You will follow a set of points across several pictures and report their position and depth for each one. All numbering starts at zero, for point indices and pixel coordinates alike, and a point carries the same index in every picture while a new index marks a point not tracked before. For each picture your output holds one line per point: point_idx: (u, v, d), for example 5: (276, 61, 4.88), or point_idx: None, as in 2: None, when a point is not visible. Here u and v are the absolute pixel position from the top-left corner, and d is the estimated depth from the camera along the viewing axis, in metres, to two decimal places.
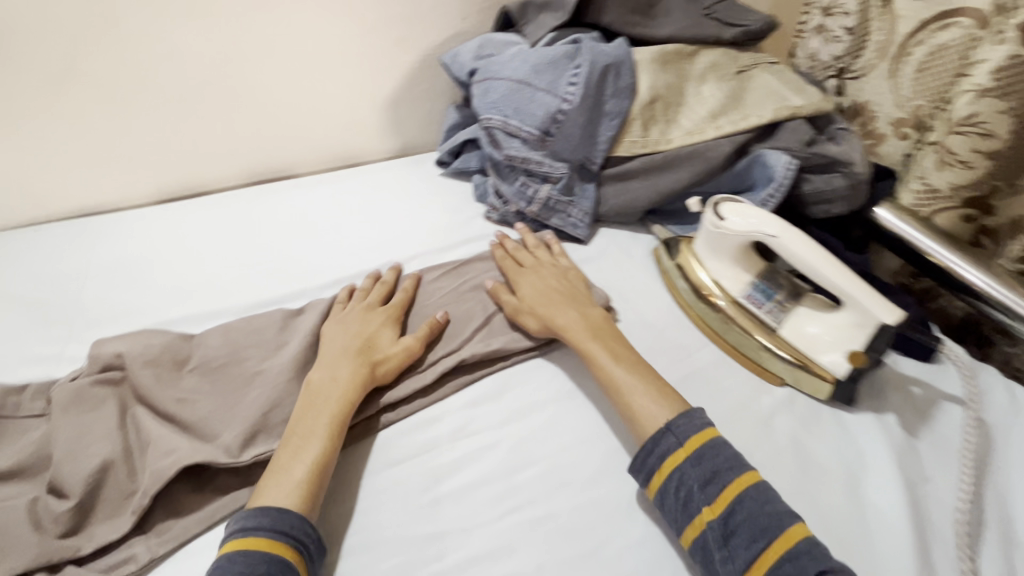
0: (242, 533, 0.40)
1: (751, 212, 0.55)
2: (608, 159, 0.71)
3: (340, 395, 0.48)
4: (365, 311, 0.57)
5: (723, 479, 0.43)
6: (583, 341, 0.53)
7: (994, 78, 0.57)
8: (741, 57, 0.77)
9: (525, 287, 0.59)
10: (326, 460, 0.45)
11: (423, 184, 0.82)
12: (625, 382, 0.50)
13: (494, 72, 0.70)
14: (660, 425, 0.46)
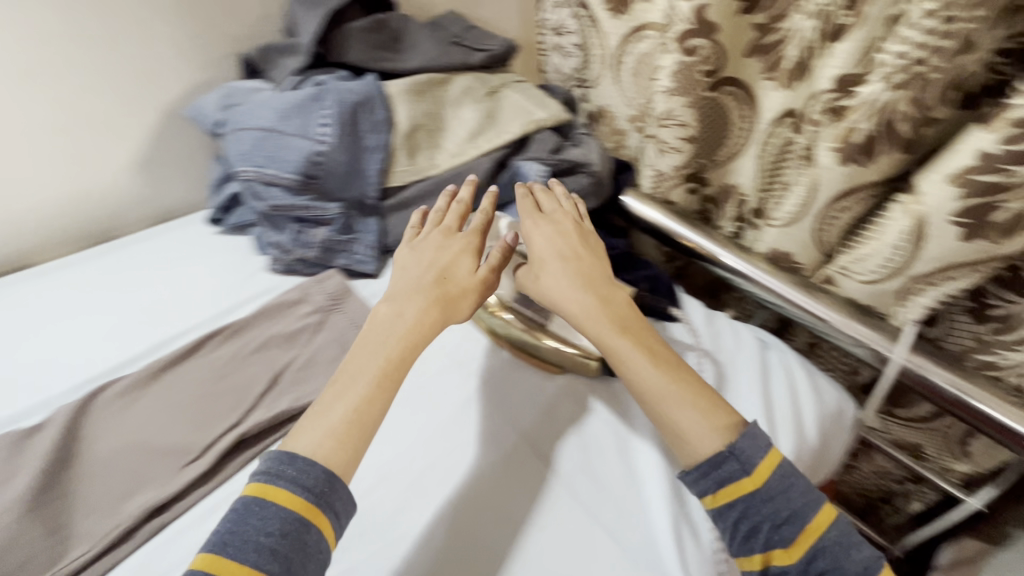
0: (266, 480, 0.43)
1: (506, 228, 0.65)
2: (386, 190, 0.72)
3: (405, 332, 0.52)
4: (445, 237, 0.61)
5: (804, 519, 0.46)
6: (607, 339, 0.55)
7: (674, 80, 0.65)
8: (491, 79, 0.83)
9: (585, 257, 0.60)
10: (359, 413, 0.47)
11: (196, 247, 0.75)
12: (659, 390, 0.52)
13: (240, 122, 0.67)
14: (723, 447, 0.48)
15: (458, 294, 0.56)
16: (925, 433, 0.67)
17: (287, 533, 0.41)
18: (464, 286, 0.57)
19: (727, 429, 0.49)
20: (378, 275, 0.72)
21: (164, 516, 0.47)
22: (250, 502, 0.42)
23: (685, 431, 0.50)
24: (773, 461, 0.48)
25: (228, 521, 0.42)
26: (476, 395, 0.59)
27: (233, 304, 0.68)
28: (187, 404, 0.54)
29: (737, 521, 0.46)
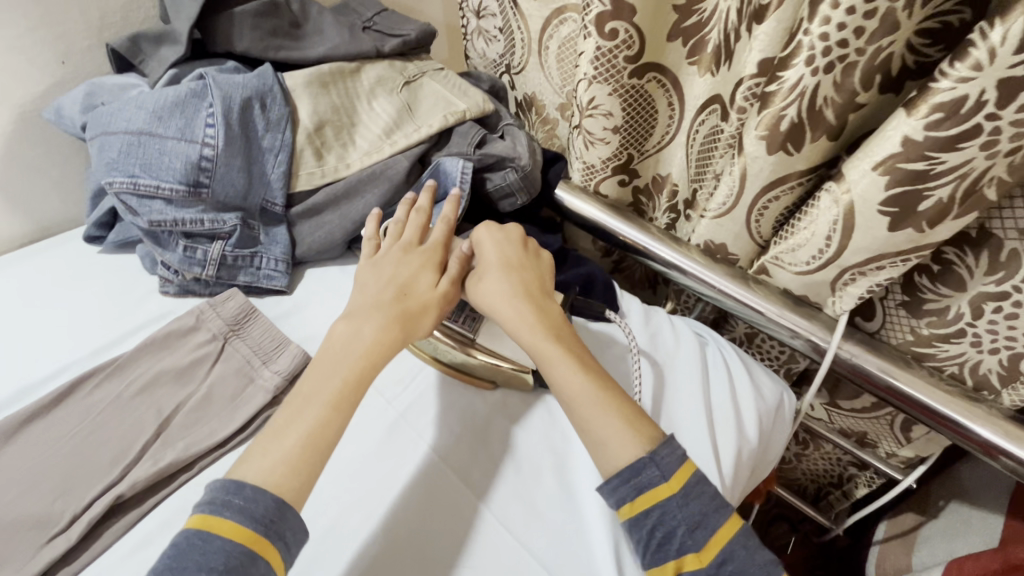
0: (211, 510, 0.40)
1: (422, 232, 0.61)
2: (291, 196, 0.65)
3: (362, 349, 0.49)
4: (404, 250, 0.57)
5: (714, 523, 0.44)
6: (538, 344, 0.52)
7: (595, 66, 0.60)
8: (407, 67, 0.76)
9: (529, 267, 0.57)
10: (320, 436, 0.45)
11: (72, 270, 0.66)
12: (584, 398, 0.49)
13: (107, 124, 0.57)
14: (643, 453, 0.46)
15: (419, 306, 0.53)
16: (870, 422, 0.65)
17: (231, 566, 0.38)
18: (425, 298, 0.54)
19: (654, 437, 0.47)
20: (290, 291, 0.65)
21: None
22: (192, 535, 0.39)
23: (609, 438, 0.47)
24: (688, 470, 0.46)
25: (168, 557, 0.39)
26: (404, 419, 0.54)
27: (116, 336, 0.59)
28: (53, 463, 0.46)
29: (652, 528, 0.44)
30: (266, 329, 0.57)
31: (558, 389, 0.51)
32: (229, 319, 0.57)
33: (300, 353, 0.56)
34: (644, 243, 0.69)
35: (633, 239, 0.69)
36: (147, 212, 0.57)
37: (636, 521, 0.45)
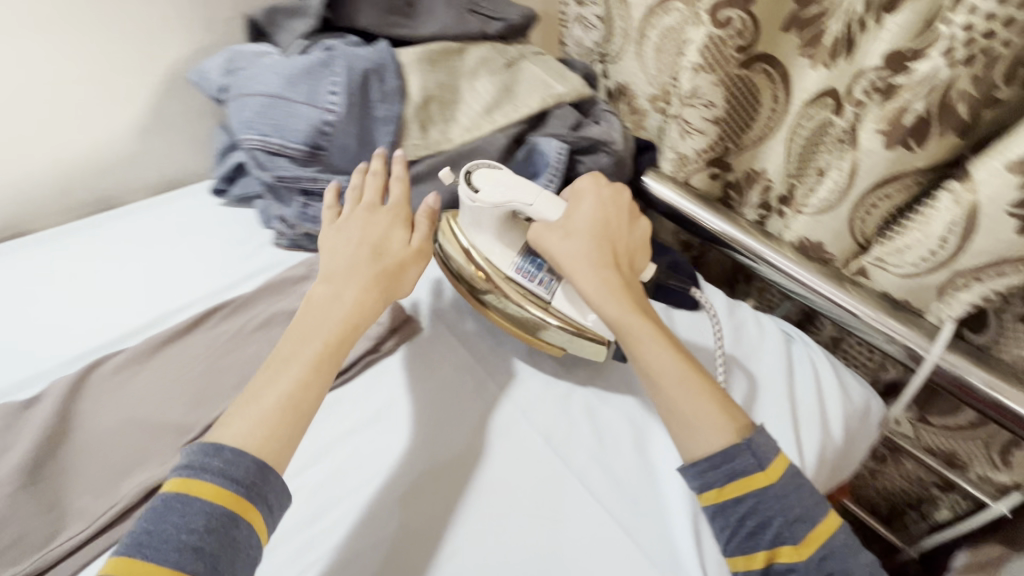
0: (189, 474, 0.40)
1: (502, 182, 0.56)
2: (395, 165, 0.69)
3: (341, 317, 0.50)
4: (367, 212, 0.58)
5: (813, 520, 0.44)
6: (625, 316, 0.51)
7: (702, 57, 0.60)
8: (508, 49, 0.79)
9: (620, 236, 0.56)
10: (299, 390, 0.45)
11: (199, 217, 0.73)
12: (667, 373, 0.49)
13: (245, 87, 0.63)
14: (738, 441, 0.46)
15: (393, 266, 0.55)
16: (964, 441, 0.63)
17: (216, 528, 0.38)
18: (398, 258, 0.55)
19: (746, 426, 0.48)
20: None
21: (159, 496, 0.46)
22: (170, 500, 0.39)
23: (697, 420, 0.47)
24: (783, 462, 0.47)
25: (148, 520, 0.38)
26: (492, 377, 0.60)
27: (236, 278, 0.65)
28: (189, 378, 0.52)
29: (745, 518, 0.45)
30: None
31: (641, 364, 0.50)
32: None
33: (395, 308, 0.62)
34: (727, 233, 0.68)
35: (716, 228, 0.69)
36: (274, 169, 0.63)
37: (722, 507, 0.46)
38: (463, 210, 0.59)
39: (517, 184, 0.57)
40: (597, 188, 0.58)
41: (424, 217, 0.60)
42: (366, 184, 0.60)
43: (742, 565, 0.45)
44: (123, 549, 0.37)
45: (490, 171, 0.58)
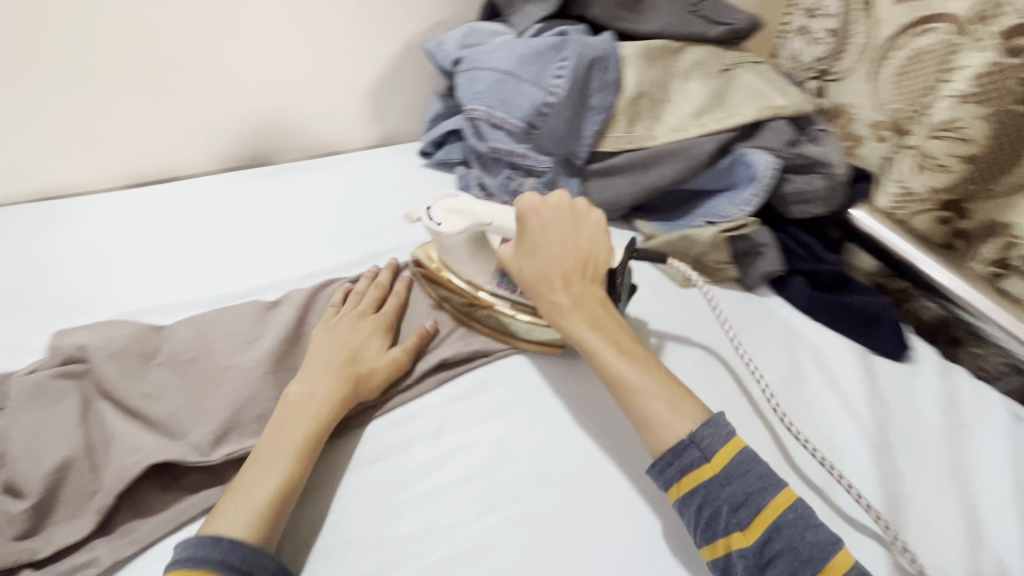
0: (192, 563, 0.37)
1: (467, 210, 0.51)
2: (593, 154, 0.71)
3: (318, 413, 0.45)
4: (358, 317, 0.53)
5: (759, 503, 0.40)
6: (584, 334, 0.47)
7: (973, 85, 0.56)
8: (725, 55, 0.76)
9: (559, 247, 0.50)
10: (292, 484, 0.42)
11: (405, 173, 0.79)
12: (632, 384, 0.45)
13: (479, 61, 0.68)
14: (682, 437, 0.43)
15: (366, 367, 0.49)
16: None
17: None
18: (373, 361, 0.50)
19: (696, 420, 0.43)
20: None
21: (365, 411, 0.49)
22: None
23: (661, 430, 0.43)
24: (733, 449, 0.42)
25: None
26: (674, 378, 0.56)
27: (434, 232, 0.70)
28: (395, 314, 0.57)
29: (698, 508, 0.41)
30: None
31: (604, 377, 0.46)
32: None
33: None
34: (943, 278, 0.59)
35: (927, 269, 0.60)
36: (491, 139, 0.68)
37: (683, 503, 0.41)
38: (433, 243, 0.54)
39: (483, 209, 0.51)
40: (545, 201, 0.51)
41: (415, 335, 0.53)
42: (353, 297, 0.56)
43: (708, 555, 0.40)
44: None
45: (450, 200, 0.51)
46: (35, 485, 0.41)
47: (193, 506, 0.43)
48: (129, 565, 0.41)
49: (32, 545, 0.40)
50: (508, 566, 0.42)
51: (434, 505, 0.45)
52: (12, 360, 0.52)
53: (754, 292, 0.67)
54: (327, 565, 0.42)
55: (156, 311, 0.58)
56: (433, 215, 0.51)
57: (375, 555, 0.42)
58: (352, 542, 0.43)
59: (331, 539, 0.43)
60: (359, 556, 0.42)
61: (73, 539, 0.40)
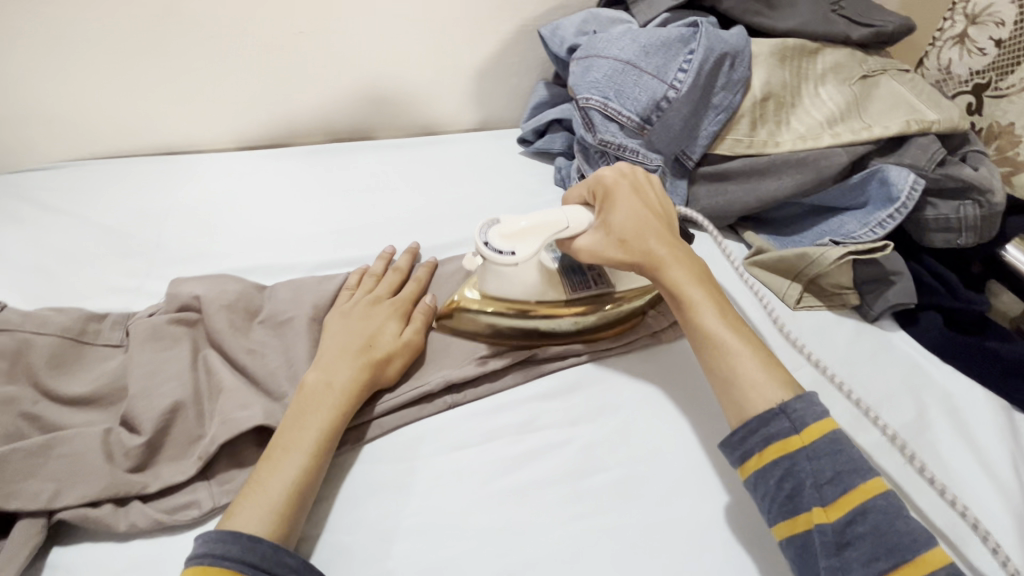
0: (208, 560, 0.34)
1: (527, 227, 0.49)
2: (705, 155, 0.66)
3: (336, 403, 0.43)
4: (371, 304, 0.51)
5: (847, 483, 0.37)
6: (682, 290, 0.46)
7: None
8: (868, 60, 0.69)
9: (649, 211, 0.49)
10: (309, 478, 0.40)
11: (504, 160, 0.78)
12: (730, 345, 0.43)
13: (599, 49, 0.65)
14: (773, 404, 0.40)
15: (383, 357, 0.47)
16: None
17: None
18: (389, 349, 0.47)
19: (790, 390, 0.40)
20: None
21: (453, 396, 0.48)
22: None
23: (763, 394, 0.40)
24: (827, 425, 0.39)
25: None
26: None
27: None
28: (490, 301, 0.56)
29: (780, 480, 0.38)
30: None
31: (701, 336, 0.44)
32: None
33: None
34: None
35: None
36: (602, 132, 0.63)
37: (762, 476, 0.39)
38: (492, 278, 0.51)
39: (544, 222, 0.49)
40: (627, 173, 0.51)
41: (418, 317, 0.51)
42: (369, 282, 0.54)
43: (784, 531, 0.37)
44: None
45: (502, 226, 0.49)
46: (148, 422, 0.42)
47: None
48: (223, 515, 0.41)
49: (139, 479, 0.40)
50: None
51: (519, 503, 0.42)
52: (133, 301, 0.55)
53: (875, 325, 0.60)
54: (411, 545, 0.40)
55: (261, 271, 0.60)
56: (495, 246, 0.49)
57: (458, 544, 0.40)
58: (436, 525, 0.41)
59: (417, 519, 0.41)
60: (443, 541, 0.40)
61: (176, 481, 0.40)
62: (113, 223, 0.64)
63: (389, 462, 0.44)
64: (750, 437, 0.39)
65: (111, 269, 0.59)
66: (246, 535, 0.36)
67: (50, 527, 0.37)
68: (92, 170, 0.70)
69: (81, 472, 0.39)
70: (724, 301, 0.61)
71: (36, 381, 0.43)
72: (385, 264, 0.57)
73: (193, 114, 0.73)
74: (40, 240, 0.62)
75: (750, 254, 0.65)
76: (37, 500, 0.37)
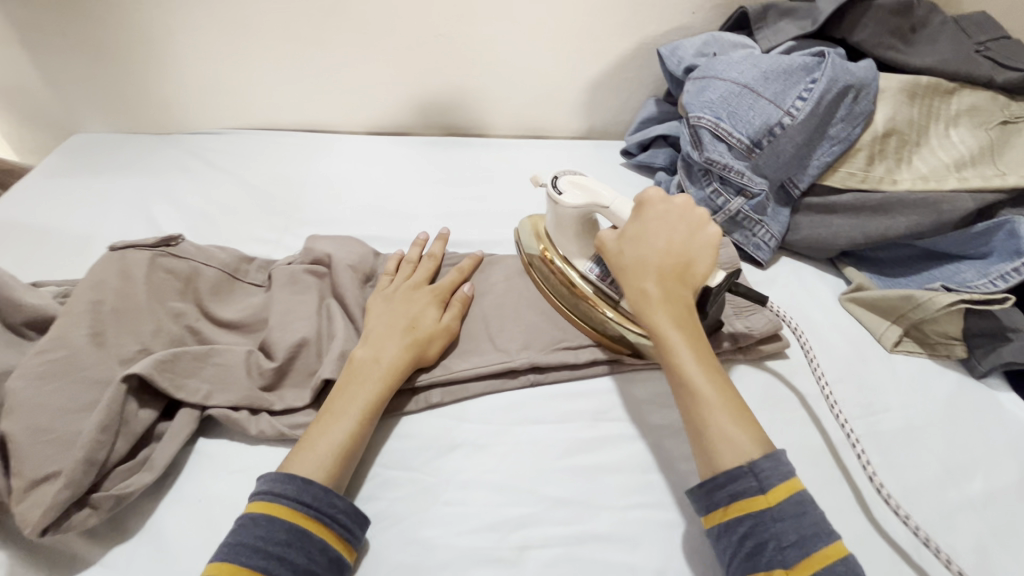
0: (269, 497, 0.38)
1: (588, 188, 0.53)
2: (814, 186, 0.66)
3: (383, 375, 0.46)
4: (412, 289, 0.55)
5: (810, 546, 0.35)
6: (659, 328, 0.43)
7: None
8: (1012, 105, 0.65)
9: (659, 239, 0.46)
10: (355, 442, 0.43)
11: (605, 169, 0.81)
12: (703, 396, 0.40)
13: (717, 71, 0.67)
14: (739, 465, 0.38)
15: (425, 338, 0.50)
16: None
17: (293, 544, 0.37)
18: (430, 330, 0.50)
19: (757, 449, 0.38)
20: (765, 267, 0.68)
21: (536, 375, 0.52)
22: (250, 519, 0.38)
23: (719, 448, 0.38)
24: (792, 487, 0.37)
25: (233, 536, 0.37)
26: (862, 442, 0.51)
27: None
28: None
29: (742, 538, 0.37)
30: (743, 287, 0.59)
31: (673, 378, 0.41)
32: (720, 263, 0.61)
33: (776, 321, 0.56)
34: None
35: None
36: (709, 150, 0.65)
37: (724, 530, 0.38)
38: (548, 211, 0.56)
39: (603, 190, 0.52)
40: (666, 195, 0.49)
41: (457, 302, 0.54)
42: (404, 270, 0.57)
43: None
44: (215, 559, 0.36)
45: (580, 177, 0.54)
46: (281, 351, 0.49)
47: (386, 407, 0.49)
48: None
49: (268, 396, 0.47)
50: (653, 565, 0.41)
51: (589, 480, 0.45)
52: (273, 251, 0.64)
53: (982, 382, 0.56)
54: (485, 497, 0.44)
55: (377, 241, 0.67)
56: (558, 184, 0.54)
57: (530, 505, 0.43)
58: (510, 485, 0.45)
59: (494, 476, 0.45)
60: (514, 501, 0.44)
61: (296, 404, 0.47)
62: (262, 184, 0.74)
63: (474, 422, 0.49)
64: (714, 491, 0.38)
65: (258, 222, 0.69)
66: (301, 478, 0.40)
67: (199, 420, 0.45)
68: (250, 138, 0.82)
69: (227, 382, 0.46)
70: (813, 332, 0.60)
71: (199, 302, 0.52)
72: (419, 251, 0.60)
73: (337, 98, 0.82)
74: (204, 191, 0.73)
75: (849, 289, 0.64)
76: (194, 395, 0.44)
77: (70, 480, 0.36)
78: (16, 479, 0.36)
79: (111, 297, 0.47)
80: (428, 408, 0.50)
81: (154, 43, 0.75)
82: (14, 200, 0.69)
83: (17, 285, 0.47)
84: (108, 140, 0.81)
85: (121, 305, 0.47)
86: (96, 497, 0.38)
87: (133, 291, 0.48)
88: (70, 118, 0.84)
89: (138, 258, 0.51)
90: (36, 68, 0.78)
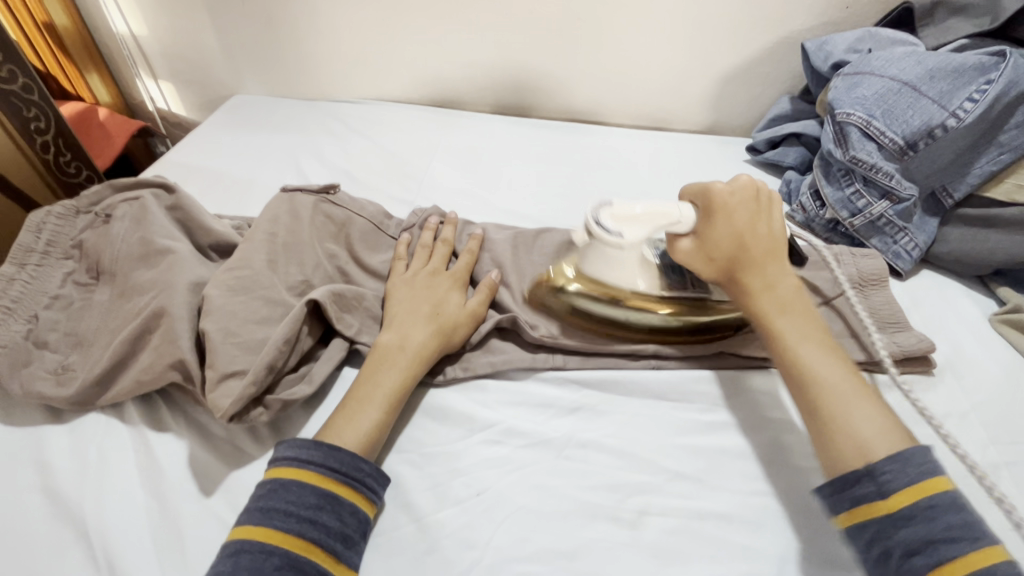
0: (297, 463, 0.40)
1: (639, 212, 0.48)
2: (971, 196, 0.62)
3: (410, 363, 0.46)
4: (430, 275, 0.54)
5: (946, 554, 0.34)
6: (767, 313, 0.45)
7: None
8: None
9: (748, 225, 0.47)
10: (383, 427, 0.44)
11: (728, 163, 0.79)
12: (825, 381, 0.41)
13: (872, 67, 0.63)
14: (858, 465, 0.38)
15: (450, 323, 0.50)
16: None
17: (325, 507, 0.39)
18: (455, 315, 0.50)
19: (888, 446, 0.38)
20: (902, 278, 0.64)
21: (659, 361, 0.52)
22: (278, 484, 0.39)
23: (846, 436, 0.39)
24: (923, 491, 0.35)
25: (263, 499, 0.39)
26: (1014, 469, 0.47)
27: None
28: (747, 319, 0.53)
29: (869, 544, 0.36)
30: (887, 301, 0.57)
31: (784, 363, 0.43)
32: (861, 273, 0.58)
33: (927, 343, 0.53)
34: None
35: None
36: (857, 150, 0.61)
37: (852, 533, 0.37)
38: (593, 249, 0.51)
39: (653, 211, 0.48)
40: (739, 185, 0.49)
41: (484, 287, 0.54)
42: (421, 253, 0.56)
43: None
44: (248, 523, 0.38)
45: (624, 206, 0.49)
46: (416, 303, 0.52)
47: (510, 361, 0.51)
48: (460, 385, 0.50)
49: None
50: (774, 551, 0.41)
51: (709, 461, 0.46)
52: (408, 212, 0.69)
53: None
54: (605, 459, 0.45)
55: (501, 212, 0.70)
56: (603, 224, 0.49)
57: (648, 474, 0.45)
58: (629, 452, 0.46)
59: (613, 441, 0.47)
60: (634, 468, 0.45)
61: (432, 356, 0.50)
62: (395, 150, 0.79)
63: (594, 389, 0.50)
64: (831, 492, 0.38)
65: (393, 185, 0.73)
66: (328, 444, 0.41)
67: (347, 350, 0.49)
68: (386, 109, 0.87)
69: (364, 326, 0.50)
70: (960, 350, 0.56)
71: (350, 247, 0.56)
72: (433, 235, 0.58)
73: (471, 75, 0.87)
74: (346, 150, 0.79)
75: (1001, 310, 0.59)
76: (348, 328, 0.49)
77: (255, 379, 0.41)
78: (210, 371, 0.42)
79: (282, 232, 0.53)
80: (551, 368, 0.51)
81: (317, 16, 0.83)
82: (191, 146, 0.78)
83: (206, 214, 0.54)
84: (261, 101, 0.90)
85: (289, 239, 0.53)
86: (269, 398, 0.43)
87: (299, 228, 0.54)
88: (234, 79, 0.94)
89: (304, 201, 0.56)
90: (215, 33, 0.88)
